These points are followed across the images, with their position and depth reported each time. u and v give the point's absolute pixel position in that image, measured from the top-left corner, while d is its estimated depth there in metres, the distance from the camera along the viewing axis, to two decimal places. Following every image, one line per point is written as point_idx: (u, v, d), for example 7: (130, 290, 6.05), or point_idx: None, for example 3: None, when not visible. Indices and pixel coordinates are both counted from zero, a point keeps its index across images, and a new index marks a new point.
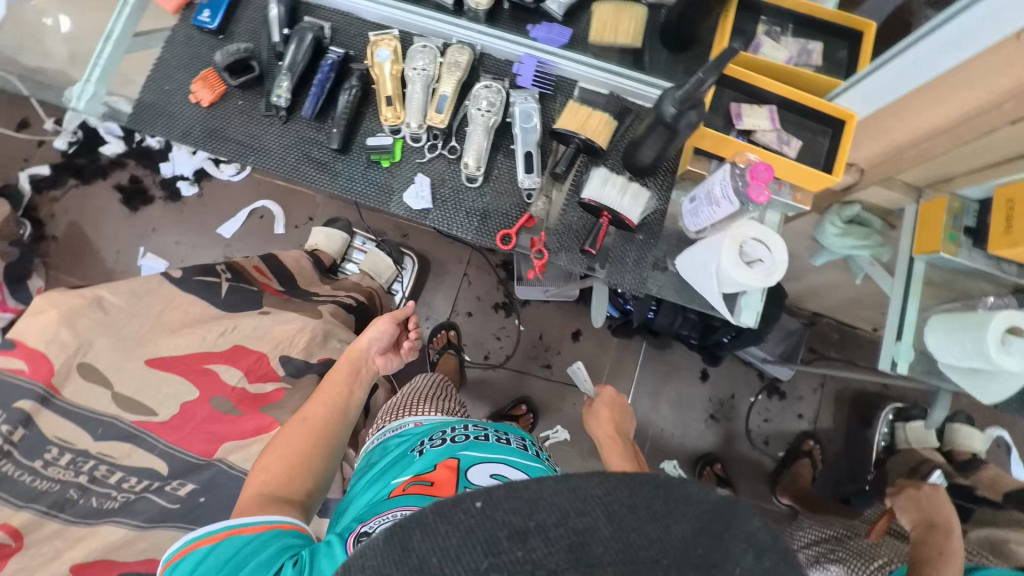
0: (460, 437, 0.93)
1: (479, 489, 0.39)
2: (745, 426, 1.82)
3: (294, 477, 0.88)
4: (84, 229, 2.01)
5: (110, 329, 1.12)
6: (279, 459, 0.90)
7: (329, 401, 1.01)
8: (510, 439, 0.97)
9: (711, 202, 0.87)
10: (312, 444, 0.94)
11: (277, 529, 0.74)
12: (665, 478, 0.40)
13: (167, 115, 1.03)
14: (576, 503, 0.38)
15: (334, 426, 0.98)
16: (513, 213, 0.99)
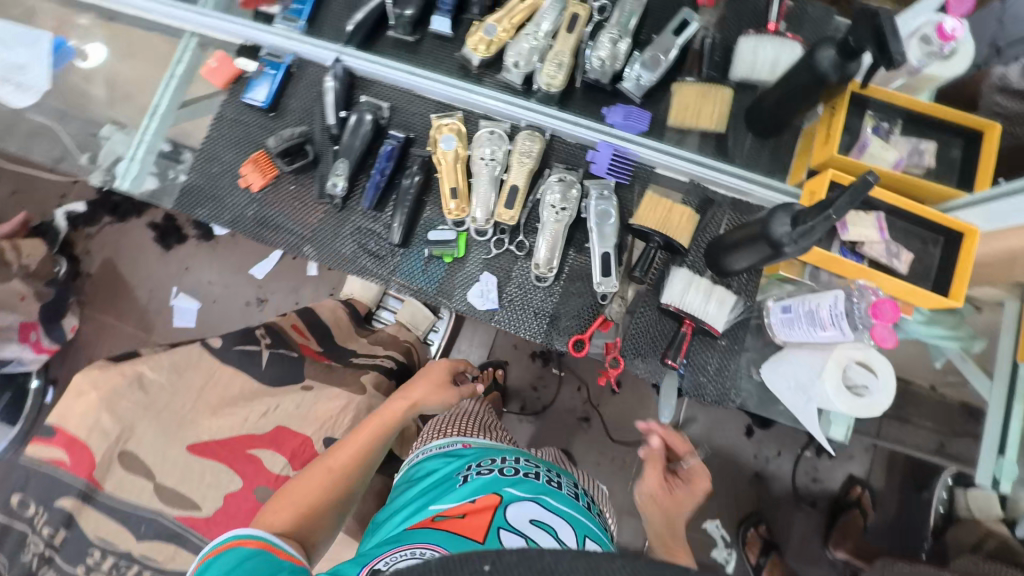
0: (508, 469, 0.80)
1: (489, 553, 0.41)
2: (791, 484, 1.60)
3: (306, 519, 0.74)
4: (119, 266, 1.97)
5: (150, 410, 1.11)
6: (292, 503, 0.76)
7: (361, 444, 0.86)
8: (561, 483, 0.83)
9: (814, 323, 0.79)
10: (331, 487, 0.79)
11: (276, 551, 0.65)
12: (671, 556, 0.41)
13: (218, 199, 0.98)
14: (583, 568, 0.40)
15: (358, 472, 0.83)
16: (586, 314, 0.93)
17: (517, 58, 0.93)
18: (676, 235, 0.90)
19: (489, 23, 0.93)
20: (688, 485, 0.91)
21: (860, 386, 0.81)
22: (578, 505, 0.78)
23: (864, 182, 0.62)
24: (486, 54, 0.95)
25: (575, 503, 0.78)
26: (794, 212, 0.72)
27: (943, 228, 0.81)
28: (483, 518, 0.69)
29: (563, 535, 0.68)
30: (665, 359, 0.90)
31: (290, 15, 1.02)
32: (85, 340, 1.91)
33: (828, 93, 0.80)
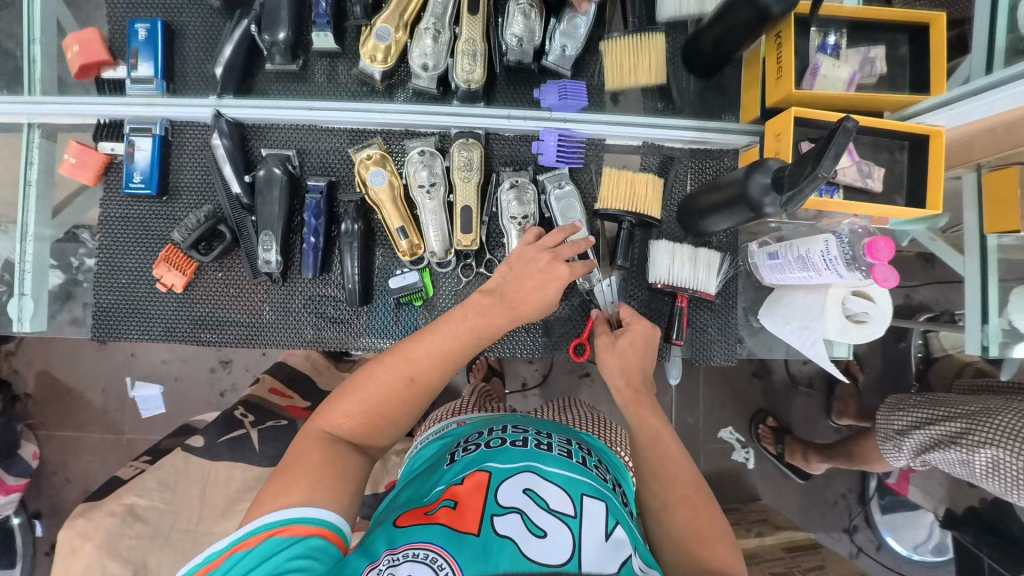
0: (495, 441, 0.74)
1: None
2: (787, 374, 1.69)
3: (375, 424, 0.66)
4: (57, 374, 1.78)
5: (158, 539, 1.04)
6: (360, 399, 0.66)
7: (450, 340, 0.70)
8: (553, 445, 0.74)
9: (807, 268, 0.78)
10: (405, 400, 0.67)
11: (317, 538, 0.55)
12: None
13: (140, 313, 0.85)
14: None
15: (443, 378, 0.70)
16: (577, 316, 0.89)
17: (424, 59, 0.80)
18: (649, 208, 0.85)
19: (379, 26, 0.79)
20: (640, 343, 0.79)
21: (861, 314, 0.81)
22: (575, 463, 0.71)
23: (844, 131, 0.57)
24: (386, 63, 0.82)
25: (571, 461, 0.71)
26: (775, 170, 0.67)
27: (908, 135, 0.79)
28: (471, 502, 0.62)
29: (555, 506, 0.61)
30: (669, 337, 0.86)
31: (143, 74, 0.84)
32: (52, 462, 1.76)
33: (772, 24, 0.74)
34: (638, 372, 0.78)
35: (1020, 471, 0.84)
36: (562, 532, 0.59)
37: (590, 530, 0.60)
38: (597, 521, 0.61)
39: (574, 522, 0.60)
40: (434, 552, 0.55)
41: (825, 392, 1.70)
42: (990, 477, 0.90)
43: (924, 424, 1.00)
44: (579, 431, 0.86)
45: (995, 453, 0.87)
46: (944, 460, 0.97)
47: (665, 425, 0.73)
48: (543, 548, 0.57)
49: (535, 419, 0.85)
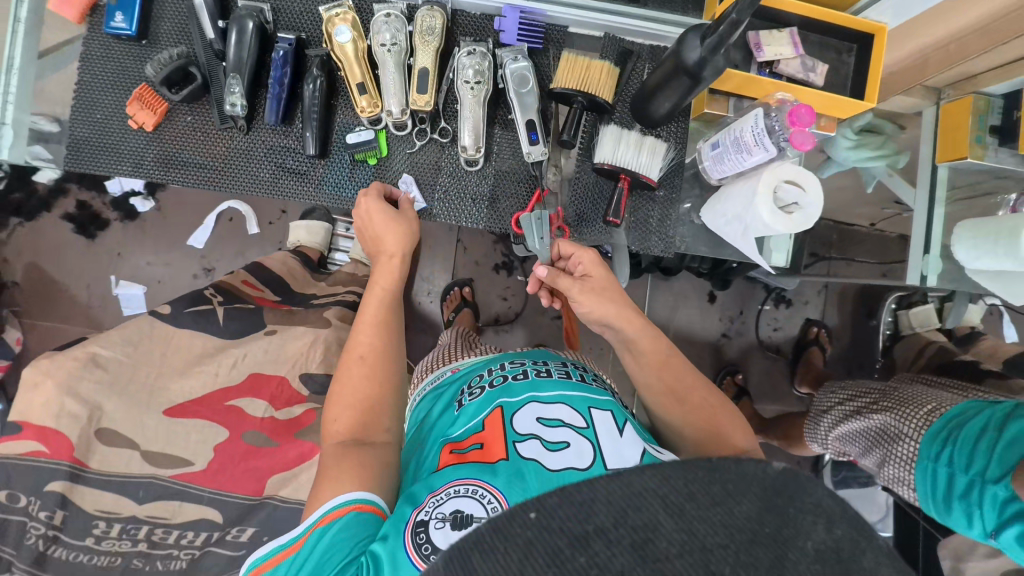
0: (498, 378, 0.89)
1: (530, 500, 0.41)
2: None
3: (367, 421, 0.76)
4: (44, 267, 1.87)
5: (116, 387, 1.07)
6: (346, 405, 0.77)
7: (367, 313, 0.84)
8: (551, 370, 0.90)
9: (741, 149, 0.81)
10: (371, 370, 0.80)
11: (355, 513, 0.65)
12: (719, 462, 0.44)
13: (111, 147, 0.90)
14: (633, 499, 0.41)
15: (382, 347, 0.81)
16: (523, 191, 0.91)
17: None
18: (598, 91, 0.87)
19: None
20: (597, 265, 0.84)
21: (792, 205, 0.84)
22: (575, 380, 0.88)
23: None
24: None
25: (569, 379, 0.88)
26: (704, 30, 0.70)
27: (854, 34, 0.82)
28: (494, 441, 0.77)
29: (568, 424, 0.78)
30: (606, 218, 0.90)
31: None
32: (35, 350, 1.84)
33: None
34: (616, 286, 0.84)
35: (899, 433, 1.03)
36: (580, 442, 0.76)
37: (604, 435, 0.77)
38: (609, 424, 0.79)
39: (589, 431, 0.77)
40: (480, 486, 0.70)
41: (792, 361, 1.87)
42: (874, 445, 1.09)
43: (848, 402, 1.19)
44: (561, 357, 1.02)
45: (886, 419, 1.06)
46: (848, 430, 1.16)
47: (636, 314, 0.82)
48: (567, 456, 0.74)
49: (523, 351, 1.00)
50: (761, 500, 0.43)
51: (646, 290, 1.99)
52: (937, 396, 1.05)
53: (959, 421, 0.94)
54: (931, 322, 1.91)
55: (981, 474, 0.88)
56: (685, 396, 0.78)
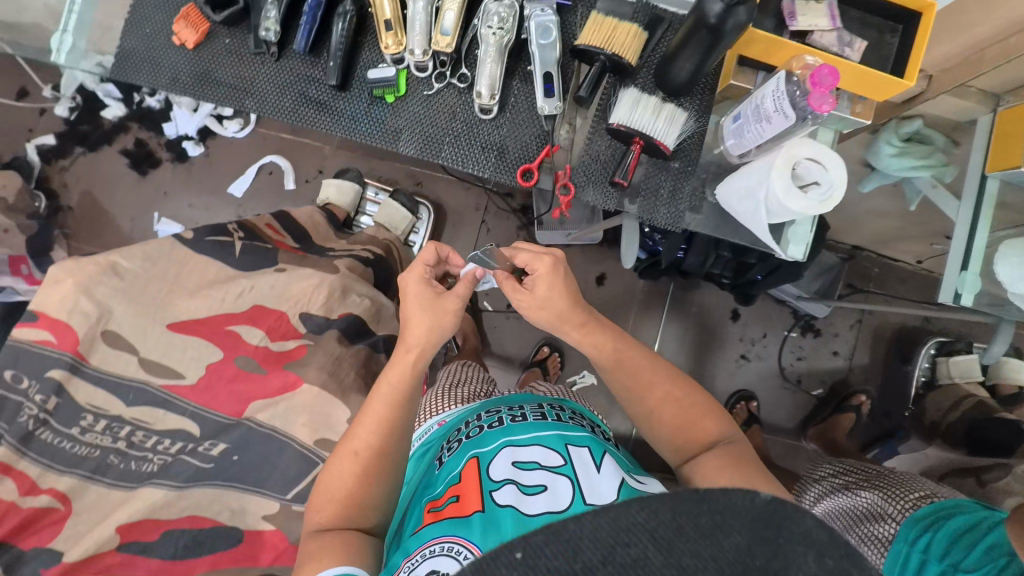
0: (474, 434, 1.05)
1: (518, 540, 0.45)
2: None
3: (354, 509, 0.90)
4: (98, 197, 2.00)
5: (127, 294, 1.11)
6: (332, 499, 0.91)
7: (377, 410, 0.95)
8: (524, 415, 1.07)
9: (760, 118, 0.78)
10: (363, 471, 0.91)
11: None
12: (711, 495, 0.47)
13: (154, 61, 0.96)
14: (621, 536, 0.45)
15: (379, 447, 0.93)
16: (534, 145, 0.90)
17: None
18: (623, 52, 0.86)
19: None
20: (547, 274, 1.03)
21: (811, 182, 0.80)
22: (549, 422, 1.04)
23: None
24: None
25: (541, 423, 1.03)
26: None
27: (901, 14, 0.79)
28: (471, 495, 0.88)
29: (541, 467, 0.91)
30: (614, 178, 0.88)
31: None
32: None
33: None
34: (560, 291, 1.03)
35: (882, 512, 1.07)
36: (558, 480, 0.87)
37: (583, 473, 0.89)
38: (588, 462, 0.91)
39: (566, 469, 0.90)
40: (457, 542, 0.80)
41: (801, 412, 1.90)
42: (853, 524, 1.12)
43: (833, 478, 1.26)
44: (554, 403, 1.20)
45: (874, 497, 1.11)
46: (831, 508, 1.20)
47: (576, 330, 1.05)
48: (546, 496, 0.85)
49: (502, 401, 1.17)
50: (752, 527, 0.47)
51: (666, 297, 1.93)
52: (926, 486, 1.11)
53: (945, 512, 0.98)
54: (972, 372, 1.72)
55: (952, 565, 0.92)
56: (648, 389, 0.98)
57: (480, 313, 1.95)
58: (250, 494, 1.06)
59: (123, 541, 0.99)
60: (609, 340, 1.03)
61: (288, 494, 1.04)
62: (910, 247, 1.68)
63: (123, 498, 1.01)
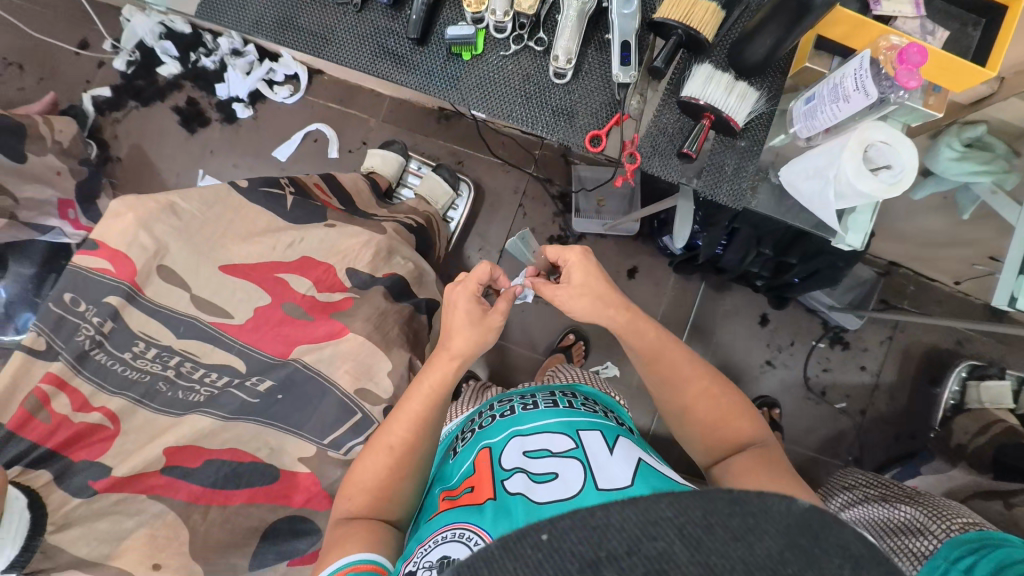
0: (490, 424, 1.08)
1: (543, 523, 0.41)
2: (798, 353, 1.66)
3: (381, 500, 0.92)
4: (146, 150, 2.05)
5: (183, 233, 1.14)
6: (363, 490, 0.93)
7: (411, 407, 0.98)
8: (537, 404, 1.10)
9: (837, 97, 0.79)
10: (392, 463, 0.93)
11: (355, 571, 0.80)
12: (743, 495, 0.42)
13: (239, 4, 0.99)
14: (647, 527, 0.40)
15: (409, 440, 0.95)
16: (604, 112, 0.91)
17: None
18: (699, 25, 0.86)
19: None
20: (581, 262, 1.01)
21: (882, 165, 0.80)
22: (560, 409, 1.08)
23: None
24: None
25: (552, 411, 1.06)
26: None
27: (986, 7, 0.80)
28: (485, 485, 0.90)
29: (555, 453, 0.92)
30: (681, 148, 0.89)
31: None
32: None
33: None
34: (599, 282, 1.01)
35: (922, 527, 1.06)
36: (571, 466, 0.88)
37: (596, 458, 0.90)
38: (599, 447, 0.93)
39: (578, 452, 0.92)
40: (472, 529, 0.80)
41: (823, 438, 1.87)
42: (888, 535, 1.11)
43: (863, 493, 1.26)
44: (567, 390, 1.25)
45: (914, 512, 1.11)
46: (860, 516, 1.20)
47: (618, 312, 0.99)
48: (558, 480, 0.86)
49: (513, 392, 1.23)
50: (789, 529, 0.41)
51: (696, 296, 1.93)
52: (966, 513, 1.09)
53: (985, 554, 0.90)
54: (1003, 399, 1.66)
55: None
56: (687, 384, 0.95)
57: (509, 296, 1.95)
58: (290, 435, 1.06)
59: (168, 464, 0.99)
60: (653, 329, 0.99)
61: (325, 439, 1.05)
62: (949, 265, 1.67)
63: (169, 423, 1.02)
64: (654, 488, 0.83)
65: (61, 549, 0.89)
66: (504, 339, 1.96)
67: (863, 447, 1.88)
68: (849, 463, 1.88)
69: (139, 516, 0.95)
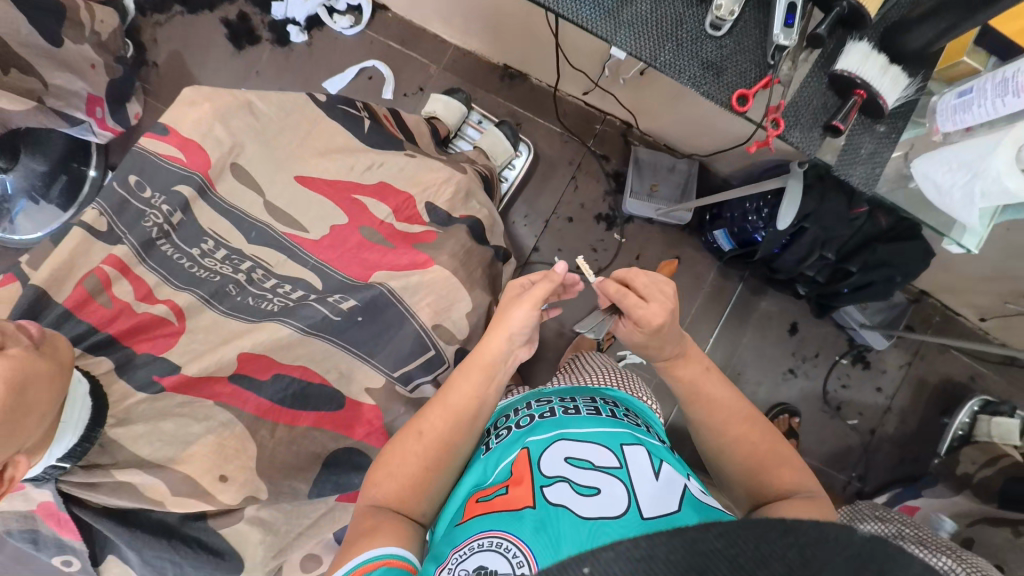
0: (526, 419, 1.01)
1: (586, 557, 0.46)
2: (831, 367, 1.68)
3: (408, 494, 0.85)
4: (186, 60, 1.91)
5: (263, 135, 1.06)
6: (391, 477, 0.86)
7: (452, 398, 0.93)
8: (579, 407, 1.03)
9: (1004, 92, 0.78)
10: (424, 452, 0.88)
11: (384, 568, 0.73)
12: (787, 524, 0.49)
13: None
14: (696, 560, 0.46)
15: (444, 433, 0.90)
16: (752, 73, 0.89)
17: None
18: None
19: None
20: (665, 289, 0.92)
21: None
22: (605, 418, 0.99)
23: None
24: None
25: (598, 418, 0.99)
26: None
27: None
28: (521, 491, 0.81)
29: (597, 466, 0.84)
30: (831, 122, 0.86)
31: None
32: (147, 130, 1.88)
33: None
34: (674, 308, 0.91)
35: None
36: (616, 486, 0.80)
37: (642, 480, 0.82)
38: (647, 466, 0.85)
39: (623, 471, 0.83)
40: (508, 539, 0.73)
41: (832, 448, 1.91)
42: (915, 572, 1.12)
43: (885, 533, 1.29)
44: (602, 390, 1.18)
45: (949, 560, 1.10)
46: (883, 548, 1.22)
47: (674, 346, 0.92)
48: (601, 498, 0.78)
49: (548, 391, 1.15)
50: (852, 563, 0.46)
51: (732, 295, 1.93)
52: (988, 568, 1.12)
53: None
54: (1010, 437, 1.68)
55: None
56: (725, 427, 0.88)
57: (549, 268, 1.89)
58: (360, 363, 1.00)
59: (237, 371, 0.93)
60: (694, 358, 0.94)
61: (396, 372, 1.00)
62: (982, 299, 1.72)
63: (244, 328, 0.95)
64: (703, 517, 0.77)
65: (123, 446, 0.81)
66: None
67: (868, 464, 1.89)
68: (852, 478, 1.89)
69: (207, 422, 0.87)
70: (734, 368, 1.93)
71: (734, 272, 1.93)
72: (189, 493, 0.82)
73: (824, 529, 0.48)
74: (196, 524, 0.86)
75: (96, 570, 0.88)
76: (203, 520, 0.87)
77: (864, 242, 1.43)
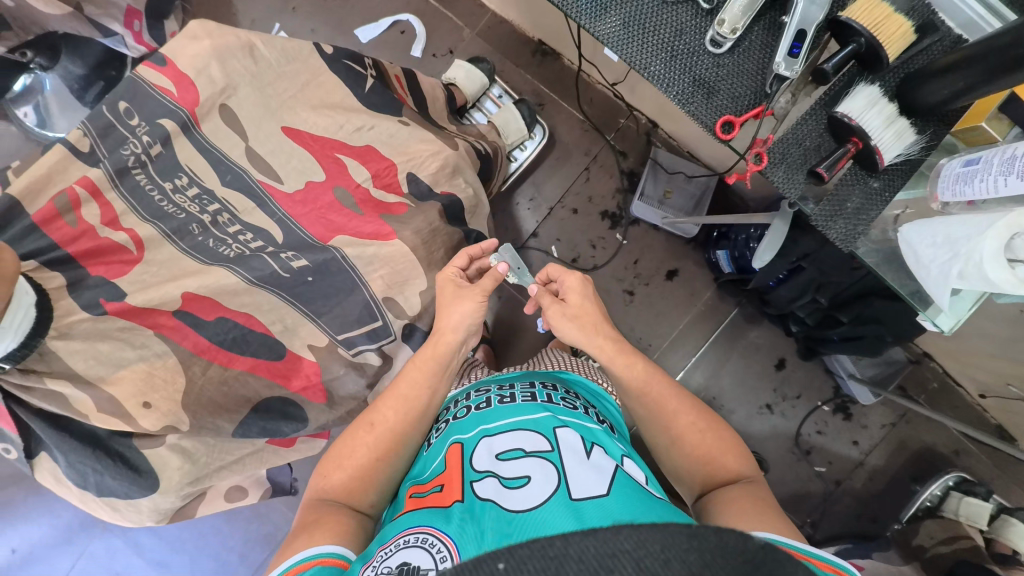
0: (463, 413, 1.03)
1: (501, 552, 0.46)
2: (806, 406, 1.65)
3: (356, 487, 0.87)
4: None
5: (257, 81, 1.06)
6: (339, 468, 0.89)
7: (406, 390, 0.97)
8: (514, 396, 1.02)
9: (1007, 172, 0.71)
10: (373, 442, 0.91)
11: (318, 567, 0.72)
12: (700, 529, 0.48)
13: None
14: (606, 559, 0.45)
15: (394, 422, 0.93)
16: (746, 101, 0.83)
17: None
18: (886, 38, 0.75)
19: None
20: (577, 290, 1.03)
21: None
22: (537, 402, 0.99)
23: None
24: None
25: (529, 403, 0.98)
26: None
27: None
28: (454, 489, 0.81)
29: (531, 452, 0.83)
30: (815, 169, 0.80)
31: None
32: None
33: None
34: (590, 309, 1.01)
35: None
36: (546, 467, 0.79)
37: (574, 461, 0.80)
38: (581, 450, 0.84)
39: (555, 455, 0.82)
40: (434, 534, 0.71)
41: (791, 490, 1.86)
42: None
43: None
44: (559, 373, 1.20)
45: None
46: None
47: (605, 339, 0.97)
48: (530, 483, 0.76)
49: (495, 380, 1.15)
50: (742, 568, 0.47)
51: (723, 319, 1.88)
52: None
53: None
54: (978, 519, 1.59)
55: None
56: (673, 418, 0.90)
57: (542, 256, 1.87)
58: (307, 320, 1.08)
59: (182, 308, 1.01)
60: (639, 362, 0.95)
61: (340, 335, 1.09)
62: (985, 377, 1.62)
63: (194, 269, 1.03)
64: (615, 520, 0.67)
65: (59, 357, 0.88)
66: (521, 295, 1.91)
67: (824, 513, 1.84)
68: (805, 523, 1.84)
69: (141, 350, 0.95)
70: (710, 391, 1.88)
71: (731, 295, 1.87)
72: (112, 413, 0.91)
73: (726, 535, 0.48)
74: (123, 440, 0.96)
75: (29, 463, 0.96)
76: (129, 438, 0.97)
77: (861, 293, 1.32)
